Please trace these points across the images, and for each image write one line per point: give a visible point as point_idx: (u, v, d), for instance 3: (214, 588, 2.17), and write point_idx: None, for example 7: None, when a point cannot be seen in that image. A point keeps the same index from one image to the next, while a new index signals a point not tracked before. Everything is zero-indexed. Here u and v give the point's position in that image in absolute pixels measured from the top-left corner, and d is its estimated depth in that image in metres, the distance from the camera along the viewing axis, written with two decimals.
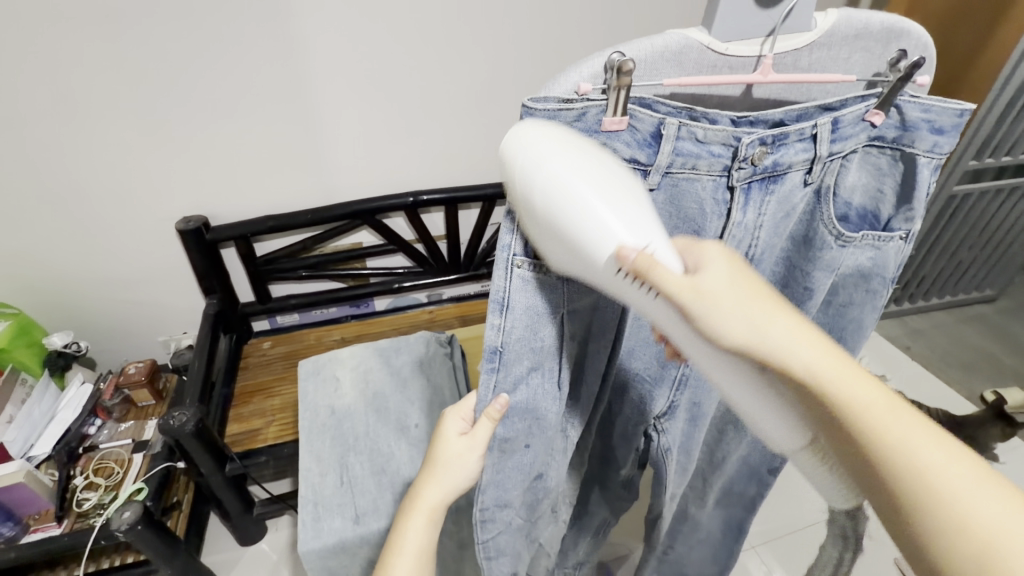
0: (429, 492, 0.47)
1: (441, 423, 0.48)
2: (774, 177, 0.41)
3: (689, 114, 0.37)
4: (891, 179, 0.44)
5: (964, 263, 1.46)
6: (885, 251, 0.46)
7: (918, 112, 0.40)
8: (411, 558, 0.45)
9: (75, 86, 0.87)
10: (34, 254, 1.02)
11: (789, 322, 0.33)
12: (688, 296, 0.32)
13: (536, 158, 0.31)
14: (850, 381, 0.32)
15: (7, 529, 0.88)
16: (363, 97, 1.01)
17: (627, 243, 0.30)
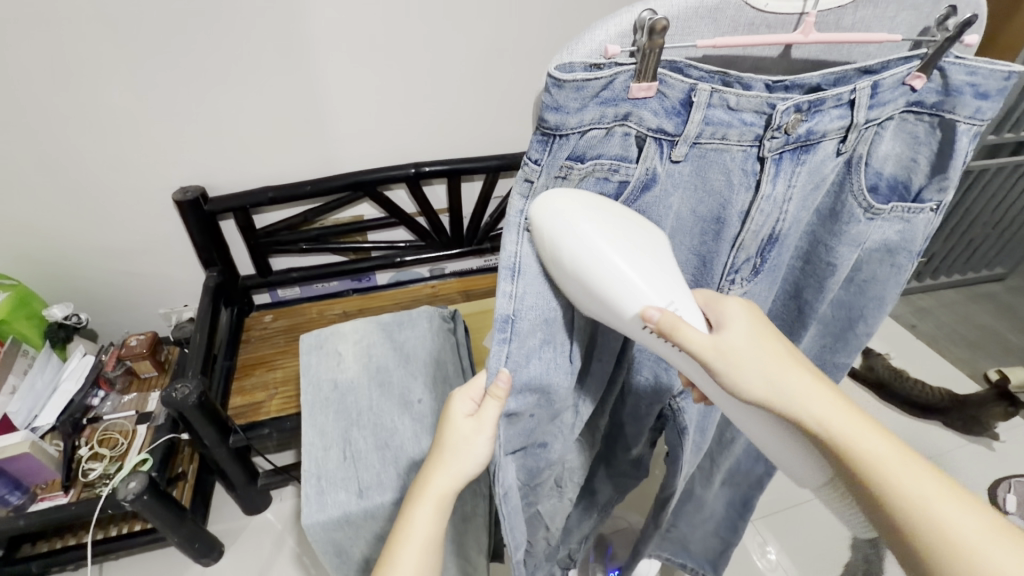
0: (439, 478, 0.46)
1: (449, 405, 0.46)
2: (807, 147, 0.38)
3: (722, 78, 0.35)
4: (926, 148, 0.41)
5: (975, 241, 1.44)
6: (914, 224, 0.45)
7: (963, 74, 0.38)
8: (418, 542, 0.45)
9: (64, 49, 0.83)
10: (30, 224, 1.00)
11: (802, 378, 0.38)
12: (711, 355, 0.37)
13: (567, 214, 0.34)
14: (863, 433, 0.37)
15: (15, 497, 0.90)
16: (366, 63, 0.97)
17: (650, 304, 0.35)
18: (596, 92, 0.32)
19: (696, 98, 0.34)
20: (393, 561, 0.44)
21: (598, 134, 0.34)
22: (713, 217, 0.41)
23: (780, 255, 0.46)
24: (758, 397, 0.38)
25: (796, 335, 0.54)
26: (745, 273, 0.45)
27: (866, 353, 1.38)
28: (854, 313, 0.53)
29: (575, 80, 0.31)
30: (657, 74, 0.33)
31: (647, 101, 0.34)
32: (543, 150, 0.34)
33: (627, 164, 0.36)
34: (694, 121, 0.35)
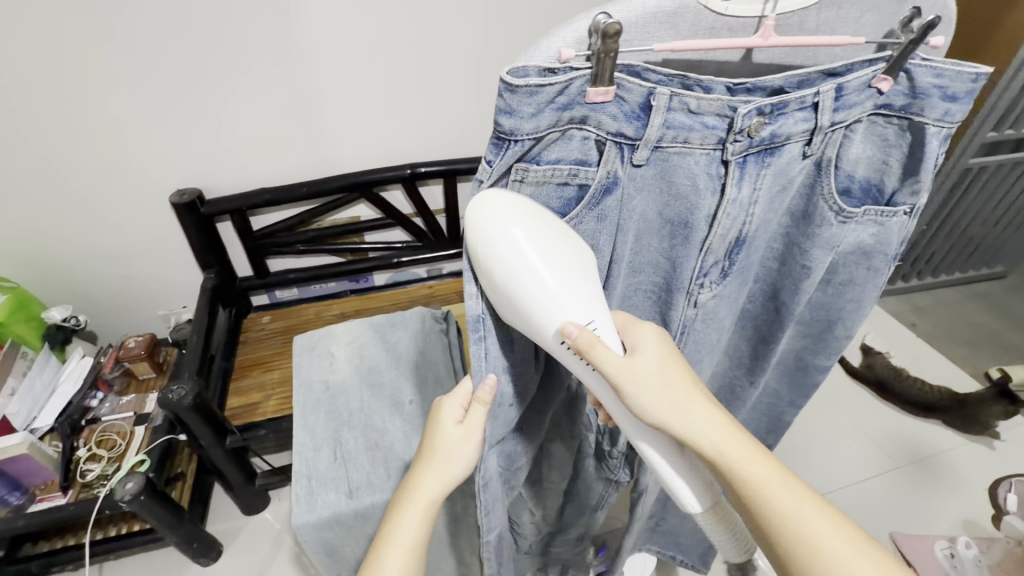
0: (428, 484, 0.45)
1: (438, 411, 0.46)
2: (772, 150, 0.38)
3: (681, 81, 0.35)
4: (897, 150, 0.41)
5: (976, 239, 1.43)
6: (888, 227, 0.45)
7: (929, 76, 0.37)
8: (404, 548, 0.44)
9: (57, 54, 0.84)
10: (28, 227, 1.01)
11: (703, 406, 0.39)
12: (621, 376, 0.37)
13: (501, 217, 0.34)
14: (754, 460, 0.38)
15: (14, 498, 0.91)
16: (357, 65, 0.97)
17: (570, 320, 0.35)
18: (550, 98, 0.32)
19: (654, 102, 0.34)
20: (377, 563, 0.44)
21: (553, 136, 0.35)
22: (681, 221, 0.41)
23: (751, 257, 0.46)
24: (661, 423, 0.38)
25: (775, 334, 0.55)
26: (713, 277, 0.45)
27: (866, 352, 1.37)
28: (833, 314, 0.53)
29: (527, 84, 0.31)
30: (614, 78, 0.33)
31: (605, 105, 0.34)
32: (497, 154, 0.34)
33: (587, 168, 0.36)
34: (653, 124, 0.35)
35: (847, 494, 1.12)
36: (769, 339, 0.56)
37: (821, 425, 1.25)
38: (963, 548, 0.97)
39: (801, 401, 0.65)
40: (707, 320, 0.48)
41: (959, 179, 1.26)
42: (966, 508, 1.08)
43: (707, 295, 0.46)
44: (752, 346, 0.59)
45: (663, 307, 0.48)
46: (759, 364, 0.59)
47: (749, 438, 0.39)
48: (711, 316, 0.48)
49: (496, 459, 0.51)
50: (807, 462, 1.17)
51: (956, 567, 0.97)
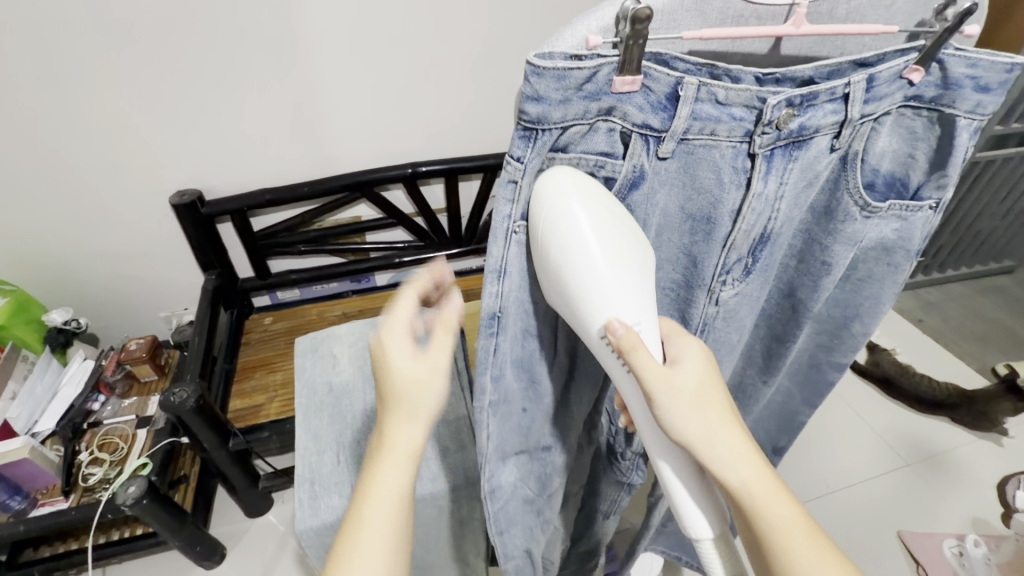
0: (403, 432, 0.41)
1: (385, 351, 0.41)
2: (800, 143, 0.37)
3: (710, 71, 0.34)
4: (925, 144, 0.40)
5: (983, 233, 1.42)
6: (912, 222, 0.44)
7: (963, 67, 0.36)
8: (388, 502, 0.40)
9: (58, 54, 0.83)
10: (29, 230, 1.01)
11: (738, 436, 0.37)
12: (658, 385, 0.36)
13: (563, 190, 0.34)
14: (779, 502, 0.36)
15: (16, 502, 0.90)
16: (360, 62, 0.96)
17: (617, 317, 0.34)
18: (578, 85, 0.31)
19: (683, 92, 0.33)
20: (362, 522, 0.39)
21: (578, 129, 0.34)
22: (703, 217, 0.40)
23: (773, 254, 0.45)
24: (691, 445, 0.37)
25: (790, 333, 0.54)
26: (736, 274, 0.44)
27: (872, 349, 1.36)
28: (849, 311, 0.53)
29: (556, 68, 0.30)
30: (642, 67, 0.32)
31: (632, 96, 0.33)
32: (527, 148, 0.34)
33: (612, 160, 0.36)
34: (681, 116, 0.34)
35: (853, 492, 1.11)
36: (784, 339, 0.55)
37: (827, 422, 1.24)
38: (973, 546, 0.97)
39: (813, 399, 0.64)
40: (728, 318, 0.47)
41: (967, 173, 1.24)
42: (975, 506, 1.07)
43: (729, 292, 0.45)
44: (765, 344, 0.58)
45: (682, 305, 0.48)
46: (772, 363, 0.58)
47: (775, 480, 0.37)
48: (732, 314, 0.47)
49: (513, 472, 0.52)
50: (813, 461, 1.17)
51: (965, 565, 0.96)
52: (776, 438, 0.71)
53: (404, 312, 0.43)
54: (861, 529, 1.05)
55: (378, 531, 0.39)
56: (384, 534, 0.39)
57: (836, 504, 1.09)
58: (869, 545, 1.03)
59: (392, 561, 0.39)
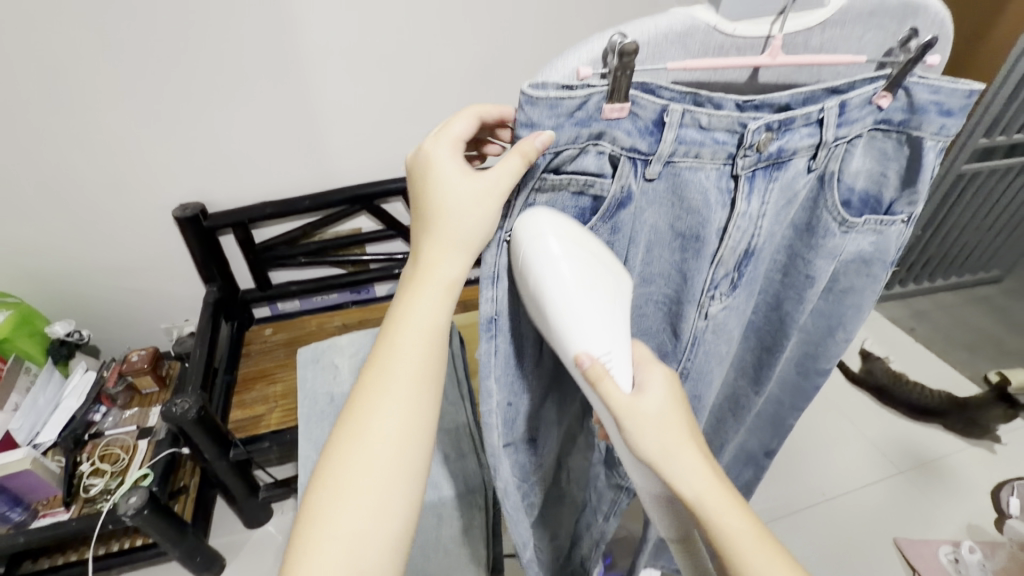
0: (444, 260, 0.39)
1: (431, 159, 0.39)
2: (779, 164, 0.40)
3: (694, 99, 0.35)
4: (896, 163, 0.43)
5: (971, 242, 1.45)
6: (887, 235, 0.46)
7: (926, 93, 0.39)
8: (419, 335, 0.39)
9: (68, 73, 0.85)
10: (34, 244, 1.02)
11: (696, 455, 0.39)
12: (623, 411, 0.37)
13: (541, 232, 0.35)
14: (734, 515, 0.38)
15: (16, 514, 0.90)
16: (361, 80, 0.99)
17: (585, 350, 0.36)
18: (569, 112, 0.33)
19: (668, 118, 0.35)
20: (394, 352, 0.39)
21: (572, 152, 0.36)
22: (692, 235, 0.42)
23: (757, 268, 0.47)
24: (655, 463, 0.38)
25: (779, 343, 0.56)
26: (723, 289, 0.45)
27: (865, 357, 1.38)
28: (834, 322, 0.55)
29: (549, 98, 0.32)
30: (629, 94, 0.34)
31: (620, 122, 0.35)
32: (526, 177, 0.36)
33: (602, 180, 0.38)
34: (666, 140, 0.36)
35: (848, 499, 1.12)
36: (774, 349, 0.56)
37: (821, 431, 1.25)
38: (967, 552, 0.98)
39: (800, 407, 0.65)
40: (718, 331, 0.49)
41: (954, 184, 1.27)
42: (968, 513, 1.08)
43: (718, 306, 0.46)
44: (755, 355, 0.59)
45: (672, 319, 0.49)
46: (763, 373, 0.60)
47: (732, 493, 0.39)
48: (722, 327, 0.49)
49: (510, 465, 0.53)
50: (809, 469, 1.18)
51: (960, 570, 0.98)
52: (770, 446, 0.73)
53: (460, 129, 0.40)
54: (857, 537, 1.06)
55: (410, 363, 0.39)
56: (410, 380, 0.39)
57: (831, 513, 1.10)
58: (864, 553, 1.04)
59: (423, 397, 0.39)
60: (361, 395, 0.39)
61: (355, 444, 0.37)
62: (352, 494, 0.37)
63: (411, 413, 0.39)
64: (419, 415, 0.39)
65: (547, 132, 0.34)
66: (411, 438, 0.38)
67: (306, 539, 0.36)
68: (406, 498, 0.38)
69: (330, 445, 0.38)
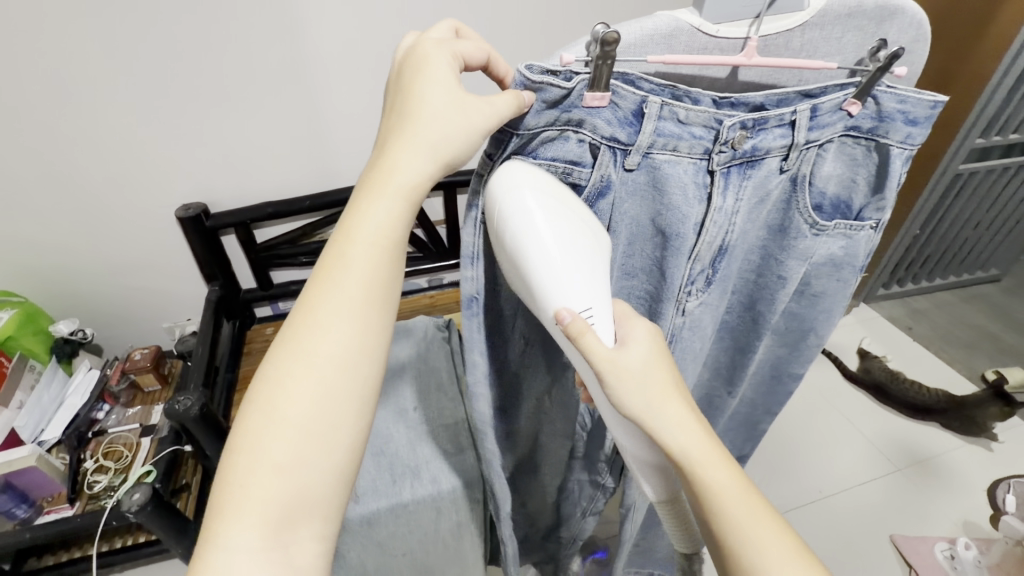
0: (405, 161, 0.38)
1: (426, 59, 0.38)
2: (753, 162, 0.41)
3: (672, 92, 0.37)
4: (865, 170, 0.44)
5: (969, 241, 1.46)
6: (856, 240, 0.48)
7: (894, 102, 0.40)
8: (366, 247, 0.38)
9: (73, 75, 0.87)
10: (38, 244, 1.04)
11: (679, 407, 0.38)
12: (608, 367, 0.37)
13: (518, 185, 0.36)
14: (716, 464, 0.37)
15: (23, 510, 0.92)
16: (362, 81, 1.00)
17: (565, 306, 0.36)
18: (555, 100, 0.36)
19: (648, 110, 0.37)
20: (342, 263, 0.38)
21: (550, 136, 0.38)
22: (671, 232, 0.43)
23: (730, 266, 0.48)
24: (639, 418, 0.38)
25: (751, 344, 0.57)
26: (699, 285, 0.47)
27: (863, 356, 1.38)
28: (807, 325, 0.56)
29: (538, 81, 0.35)
30: (610, 85, 0.35)
31: (601, 111, 0.36)
32: (496, 148, 0.39)
33: (580, 168, 0.39)
34: (645, 131, 0.37)
35: (845, 498, 1.12)
36: (747, 349, 0.58)
37: (818, 429, 1.26)
38: (963, 549, 0.98)
39: (773, 407, 0.67)
40: (693, 327, 0.50)
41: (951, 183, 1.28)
42: (965, 509, 1.09)
43: (694, 303, 0.48)
44: (729, 356, 0.60)
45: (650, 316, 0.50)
46: (737, 373, 0.61)
47: (714, 442, 0.38)
48: (697, 323, 0.50)
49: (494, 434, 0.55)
50: (806, 467, 1.18)
51: (956, 567, 0.98)
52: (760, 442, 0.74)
53: (467, 47, 0.40)
54: (853, 534, 1.07)
55: (356, 276, 0.38)
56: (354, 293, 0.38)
57: (828, 511, 1.10)
58: (861, 550, 1.04)
59: (369, 314, 0.38)
60: (303, 308, 0.38)
61: (294, 362, 0.36)
62: (285, 413, 0.35)
63: (354, 330, 0.37)
64: (363, 332, 0.38)
65: (532, 89, 0.36)
66: (353, 358, 0.37)
67: (236, 462, 0.35)
68: (342, 423, 0.37)
69: (263, 373, 0.37)
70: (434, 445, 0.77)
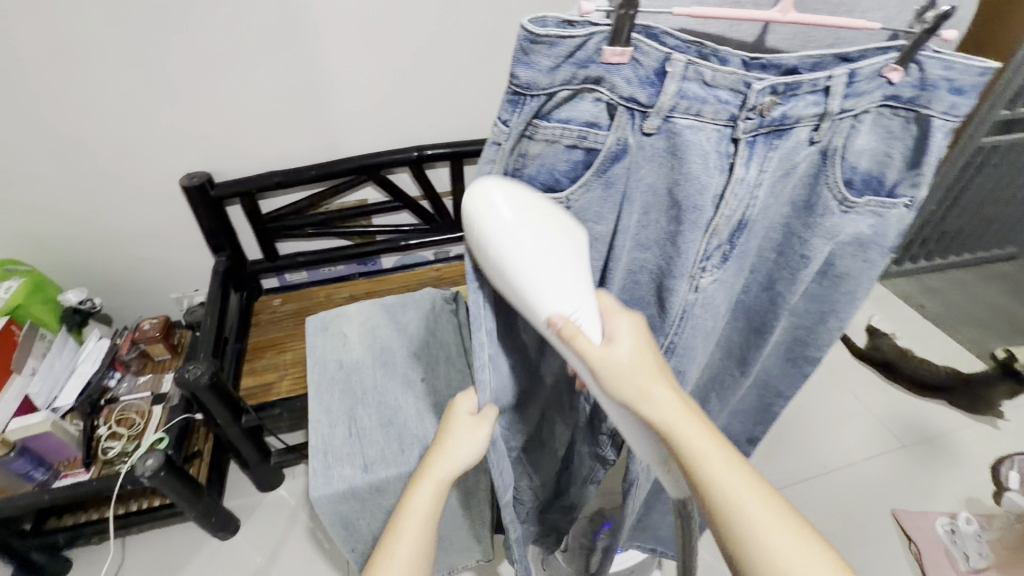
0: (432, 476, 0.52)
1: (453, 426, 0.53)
2: (781, 132, 0.39)
3: (699, 50, 0.36)
4: (901, 143, 0.42)
5: (988, 218, 1.42)
6: (886, 218, 0.45)
7: (939, 69, 0.38)
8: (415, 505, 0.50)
9: (72, 37, 0.84)
10: (44, 212, 1.03)
11: (671, 391, 0.37)
12: (597, 364, 0.36)
13: (489, 198, 0.33)
14: (705, 439, 0.37)
15: (40, 474, 0.94)
16: (369, 46, 0.97)
17: (557, 312, 0.34)
18: (569, 53, 0.34)
19: (671, 68, 0.35)
20: None
21: (564, 95, 0.36)
22: (690, 204, 0.41)
23: (749, 242, 0.47)
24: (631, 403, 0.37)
25: (768, 324, 0.56)
26: (715, 261, 0.45)
27: (872, 333, 1.37)
28: (826, 308, 0.54)
29: (548, 36, 0.33)
30: (632, 40, 0.34)
31: (620, 68, 0.35)
32: (512, 113, 0.36)
33: (597, 131, 0.37)
34: (667, 92, 0.36)
35: (849, 473, 1.13)
36: (763, 330, 0.57)
37: (823, 407, 1.25)
38: (965, 524, 1.01)
39: (786, 389, 0.66)
40: (707, 306, 0.48)
41: (972, 158, 1.25)
42: (967, 485, 1.10)
43: (708, 279, 0.46)
44: (743, 335, 0.59)
45: (661, 290, 0.48)
46: (749, 354, 0.60)
47: (700, 418, 0.38)
48: (710, 301, 0.48)
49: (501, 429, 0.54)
50: (810, 444, 1.18)
51: (955, 541, 1.00)
52: (752, 432, 0.74)
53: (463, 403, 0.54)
54: (855, 509, 1.07)
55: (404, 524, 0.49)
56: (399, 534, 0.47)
57: (832, 486, 1.11)
58: (862, 526, 1.05)
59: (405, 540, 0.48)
60: None
61: None
62: None
63: None
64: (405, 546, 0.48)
65: (540, 42, 0.33)
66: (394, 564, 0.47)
67: None
68: None
69: None
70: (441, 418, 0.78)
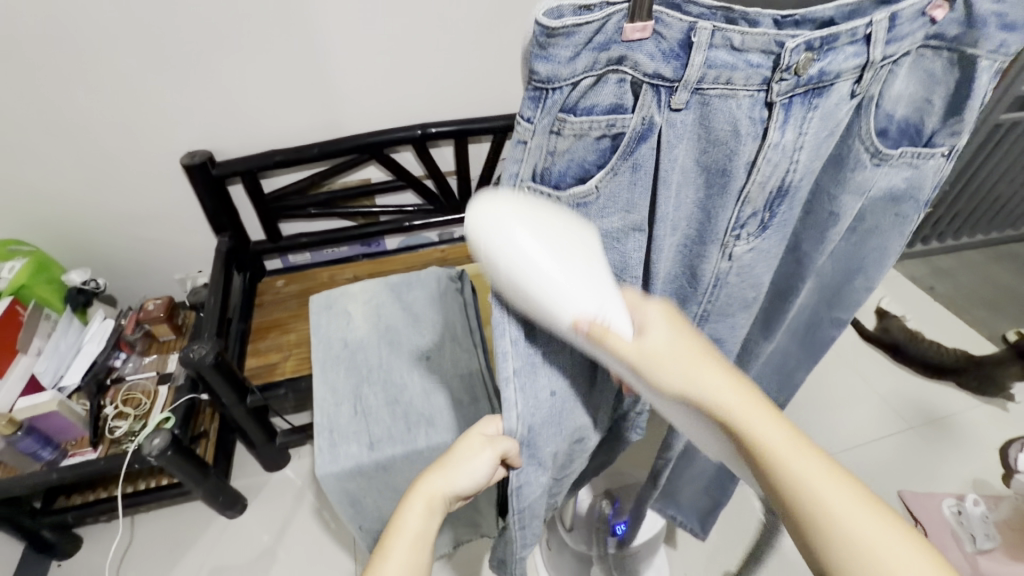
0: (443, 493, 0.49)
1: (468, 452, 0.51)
2: (819, 90, 0.37)
3: (726, 15, 0.34)
4: (942, 87, 0.40)
5: (1003, 198, 1.39)
6: (923, 169, 0.44)
7: (989, 4, 0.36)
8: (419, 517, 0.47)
9: (63, 10, 0.81)
10: (44, 192, 1.02)
11: (717, 371, 0.35)
12: (636, 361, 0.35)
13: (494, 206, 0.31)
14: (768, 424, 0.33)
15: (47, 453, 0.94)
16: (370, 20, 0.94)
17: (582, 314, 0.32)
18: (587, 39, 0.32)
19: (697, 38, 0.33)
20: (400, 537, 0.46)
21: (587, 83, 0.34)
22: (719, 168, 0.40)
23: (789, 210, 0.45)
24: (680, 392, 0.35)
25: (795, 288, 0.54)
26: (751, 228, 0.44)
27: (881, 314, 1.35)
28: (854, 265, 0.53)
29: (564, 28, 0.31)
30: (652, 13, 0.32)
31: (642, 44, 0.33)
32: (535, 108, 0.34)
33: (622, 115, 0.36)
34: (694, 64, 0.34)
35: (856, 454, 1.12)
36: (788, 294, 0.55)
37: (830, 388, 1.25)
38: (973, 505, 0.99)
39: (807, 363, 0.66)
40: (742, 272, 0.48)
41: (989, 136, 1.22)
42: (973, 467, 1.09)
43: (743, 246, 0.45)
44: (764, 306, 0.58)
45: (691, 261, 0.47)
46: (774, 318, 0.58)
47: (759, 400, 0.35)
48: (745, 269, 0.48)
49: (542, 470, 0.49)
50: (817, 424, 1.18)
51: (963, 522, 0.98)
52: None
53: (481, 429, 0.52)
54: None
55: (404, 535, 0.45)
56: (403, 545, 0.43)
57: None
58: None
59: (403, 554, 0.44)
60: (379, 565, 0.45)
61: None
62: None
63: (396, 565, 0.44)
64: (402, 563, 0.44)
65: (556, 35, 0.31)
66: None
67: None
68: None
69: None
70: (447, 395, 0.77)
